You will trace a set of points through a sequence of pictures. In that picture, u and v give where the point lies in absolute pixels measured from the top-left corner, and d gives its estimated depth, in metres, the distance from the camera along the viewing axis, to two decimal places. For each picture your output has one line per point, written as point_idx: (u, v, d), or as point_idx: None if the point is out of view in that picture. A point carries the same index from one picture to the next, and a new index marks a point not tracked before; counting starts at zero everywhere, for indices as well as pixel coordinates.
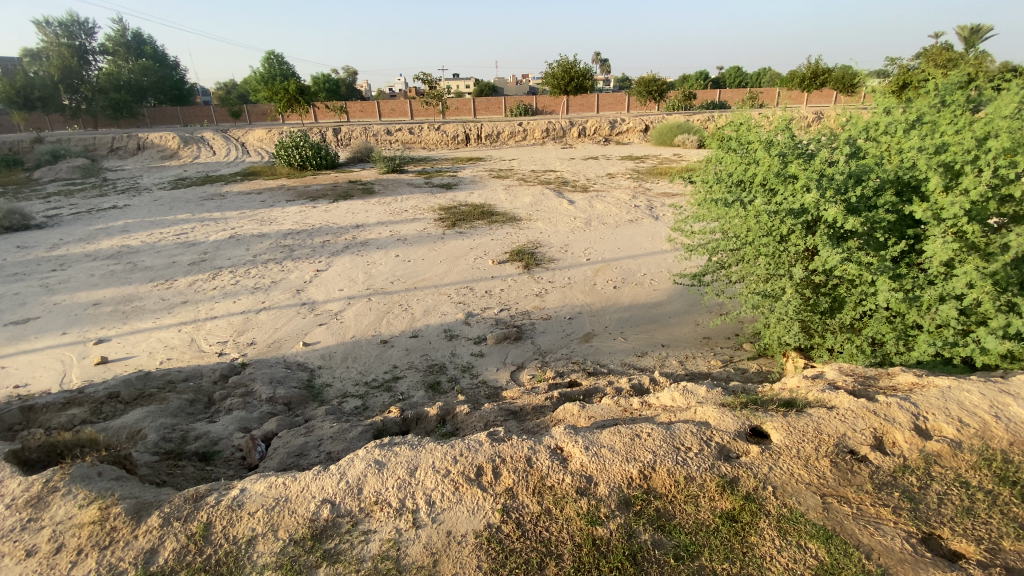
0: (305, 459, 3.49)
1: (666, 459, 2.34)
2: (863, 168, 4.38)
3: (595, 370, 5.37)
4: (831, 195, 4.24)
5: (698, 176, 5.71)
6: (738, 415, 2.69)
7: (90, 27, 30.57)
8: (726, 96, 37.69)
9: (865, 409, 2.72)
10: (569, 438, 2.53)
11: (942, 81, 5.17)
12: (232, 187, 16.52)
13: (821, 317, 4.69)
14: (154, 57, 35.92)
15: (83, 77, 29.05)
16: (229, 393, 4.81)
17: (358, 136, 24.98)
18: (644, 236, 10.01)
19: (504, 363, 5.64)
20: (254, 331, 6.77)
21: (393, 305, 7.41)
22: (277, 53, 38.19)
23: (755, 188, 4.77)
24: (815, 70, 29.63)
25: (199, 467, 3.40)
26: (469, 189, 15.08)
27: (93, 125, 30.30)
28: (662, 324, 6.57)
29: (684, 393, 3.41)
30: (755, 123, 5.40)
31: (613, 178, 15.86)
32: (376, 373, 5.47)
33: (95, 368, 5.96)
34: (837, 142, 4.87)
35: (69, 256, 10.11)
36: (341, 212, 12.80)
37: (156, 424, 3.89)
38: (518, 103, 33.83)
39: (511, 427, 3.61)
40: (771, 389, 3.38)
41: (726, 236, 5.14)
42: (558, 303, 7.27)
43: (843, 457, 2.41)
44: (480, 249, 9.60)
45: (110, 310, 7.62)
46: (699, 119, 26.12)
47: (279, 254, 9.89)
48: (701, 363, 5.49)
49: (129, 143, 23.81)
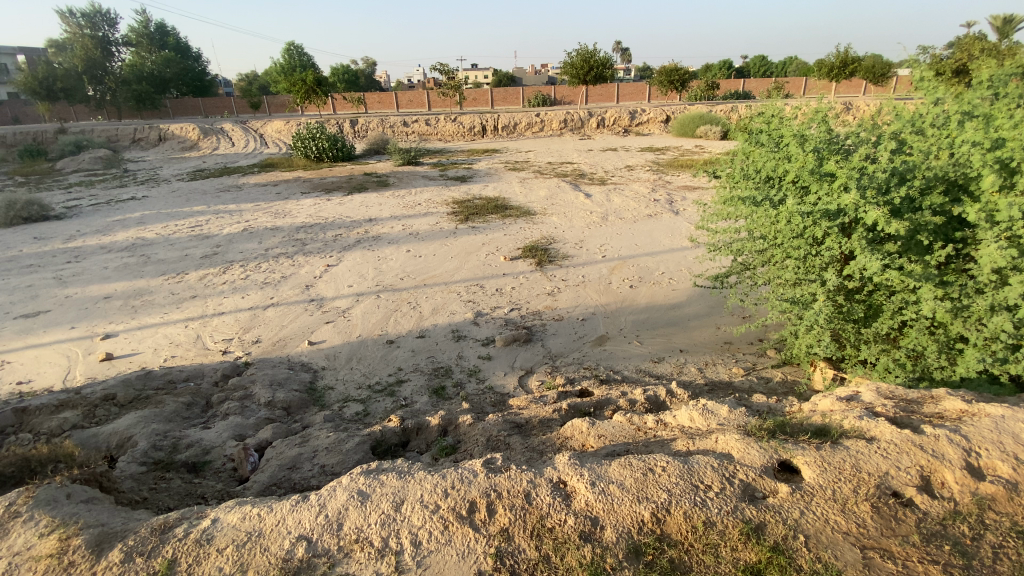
0: (297, 473, 3.30)
1: (683, 500, 2.07)
2: (908, 165, 4.01)
3: (609, 377, 5.08)
4: (872, 194, 3.88)
5: (724, 170, 5.37)
6: (765, 446, 2.40)
7: (111, 17, 30.76)
8: (750, 85, 36.60)
9: (910, 441, 2.39)
10: (573, 469, 2.27)
11: (999, 69, 4.70)
12: (248, 179, 16.53)
13: (855, 327, 4.35)
14: (176, 48, 36.30)
15: (106, 68, 29.44)
16: (228, 396, 4.65)
17: (375, 127, 24.86)
18: (663, 232, 9.65)
19: (512, 368, 5.39)
20: (260, 329, 6.64)
21: (402, 303, 7.22)
22: (296, 44, 38.29)
23: (787, 186, 4.44)
24: (844, 59, 28.51)
25: (187, 480, 3.25)
26: (484, 181, 14.80)
27: (117, 116, 30.70)
28: (681, 328, 6.24)
29: (704, 414, 3.12)
30: (787, 114, 5.02)
31: (631, 170, 15.39)
32: (379, 376, 5.26)
33: (100, 365, 5.89)
34: (878, 136, 4.48)
35: (84, 248, 10.14)
36: (354, 205, 12.65)
37: (147, 431, 3.75)
38: (537, 93, 33.25)
39: (515, 443, 3.36)
40: (800, 411, 3.06)
41: (752, 237, 4.83)
42: (571, 303, 6.98)
43: (885, 501, 2.11)
44: (492, 245, 9.34)
45: (120, 304, 7.58)
46: (721, 110, 25.32)
47: (290, 248, 9.77)
48: (722, 371, 5.18)
49: (150, 134, 24.03)
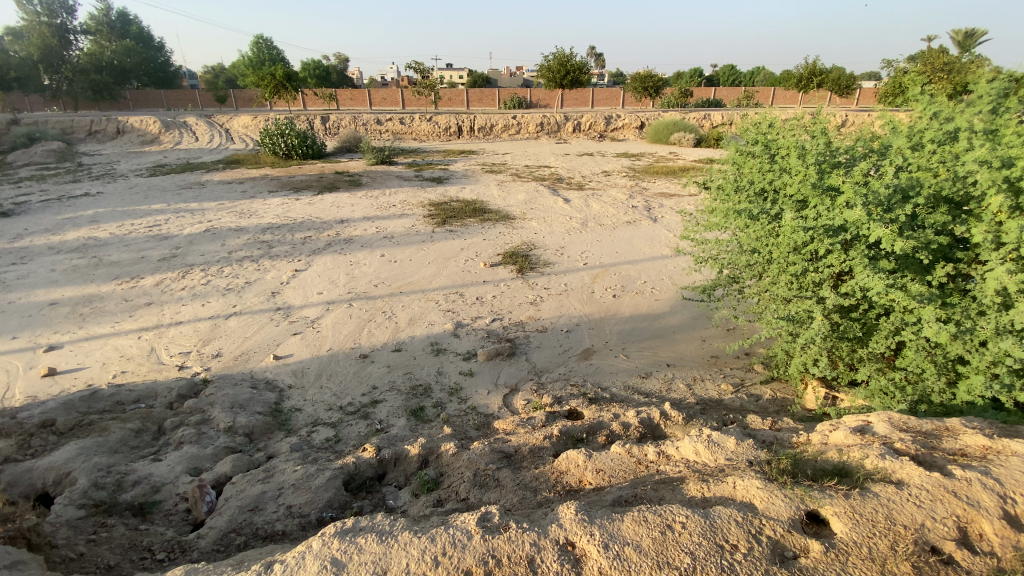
0: (260, 517, 2.95)
1: (709, 565, 1.82)
2: (912, 182, 3.90)
3: (597, 396, 4.84)
4: (877, 211, 3.73)
5: (714, 181, 5.22)
6: (790, 494, 2.18)
7: (69, 3, 29.15)
8: (721, 93, 37.23)
9: (941, 486, 2.23)
10: (581, 527, 2.00)
11: (996, 86, 4.66)
12: (213, 175, 15.75)
13: (850, 346, 4.21)
14: (139, 38, 34.69)
15: (64, 57, 27.95)
16: (183, 420, 4.19)
17: (348, 124, 24.19)
18: (643, 240, 9.54)
19: (496, 385, 5.08)
20: (221, 341, 6.16)
21: (376, 312, 6.83)
22: (266, 37, 37.09)
23: (784, 201, 4.28)
24: (812, 71, 29.23)
25: (131, 527, 2.86)
26: (460, 183, 14.45)
27: (73, 107, 29.03)
28: (666, 341, 6.04)
29: (710, 446, 2.89)
30: (783, 125, 4.87)
31: (609, 176, 15.32)
32: (352, 396, 4.87)
33: (41, 381, 5.30)
34: (878, 152, 4.38)
35: (30, 247, 9.39)
36: (325, 205, 12.12)
37: (88, 466, 3.31)
38: (512, 95, 33.00)
39: (505, 478, 3.05)
40: (811, 446, 2.87)
41: (745, 251, 4.66)
42: (554, 314, 6.72)
43: (926, 560, 1.91)
44: (471, 250, 9.03)
45: (67, 312, 6.95)
46: (695, 117, 25.63)
47: (256, 250, 9.23)
48: (711, 388, 5.01)
49: (107, 126, 22.69)
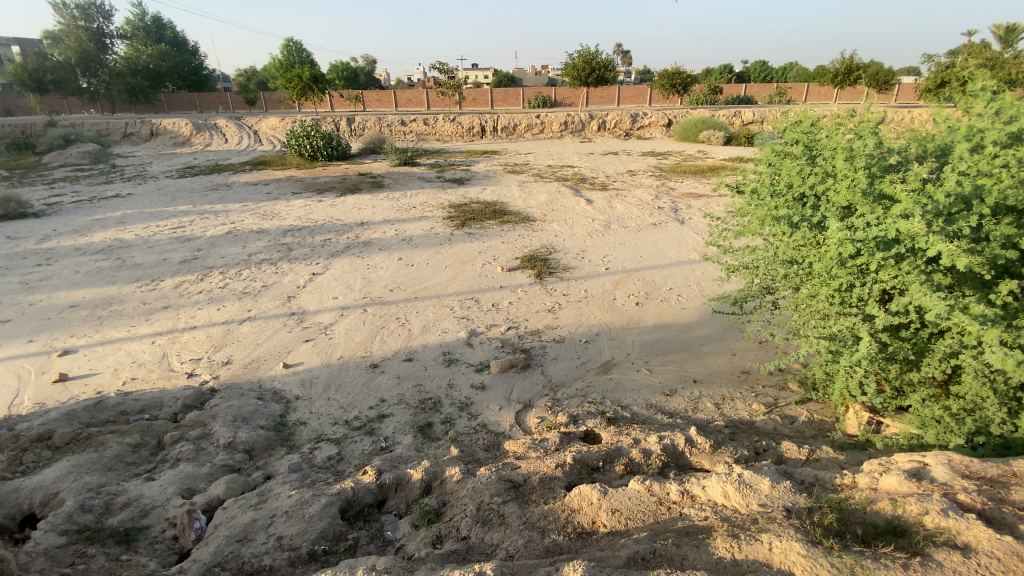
0: (248, 548, 2.76)
1: None
2: (975, 190, 3.49)
3: (616, 415, 4.53)
4: (936, 222, 3.32)
5: (748, 184, 4.83)
6: (836, 564, 1.88)
7: (107, 9, 29.83)
8: (751, 90, 36.27)
9: (1016, 554, 1.87)
10: None
11: None
12: (238, 177, 15.91)
13: (899, 368, 3.79)
14: (174, 43, 35.63)
15: (102, 61, 28.78)
16: (183, 434, 4.06)
17: (372, 125, 24.26)
18: (668, 243, 9.15)
19: (508, 401, 4.81)
20: (232, 347, 6.05)
21: (389, 319, 6.65)
22: (295, 40, 37.70)
23: (829, 207, 3.87)
24: (849, 65, 28.14)
25: (113, 557, 2.71)
26: (482, 184, 14.24)
27: (111, 109, 30.05)
28: (693, 355, 5.67)
29: (741, 489, 2.56)
30: (826, 124, 4.45)
31: (635, 175, 14.89)
32: (359, 410, 4.67)
33: (53, 388, 5.27)
34: (933, 155, 3.96)
35: (57, 249, 9.52)
36: (346, 207, 12.05)
37: (77, 487, 3.20)
38: (537, 95, 32.62)
39: (510, 515, 2.77)
40: (858, 492, 2.51)
41: (782, 262, 4.27)
42: (573, 323, 6.41)
43: None
44: (489, 254, 8.78)
45: (87, 314, 6.98)
46: (725, 114, 24.88)
47: (275, 253, 9.18)
48: (741, 408, 4.63)
49: (141, 127, 23.28)
